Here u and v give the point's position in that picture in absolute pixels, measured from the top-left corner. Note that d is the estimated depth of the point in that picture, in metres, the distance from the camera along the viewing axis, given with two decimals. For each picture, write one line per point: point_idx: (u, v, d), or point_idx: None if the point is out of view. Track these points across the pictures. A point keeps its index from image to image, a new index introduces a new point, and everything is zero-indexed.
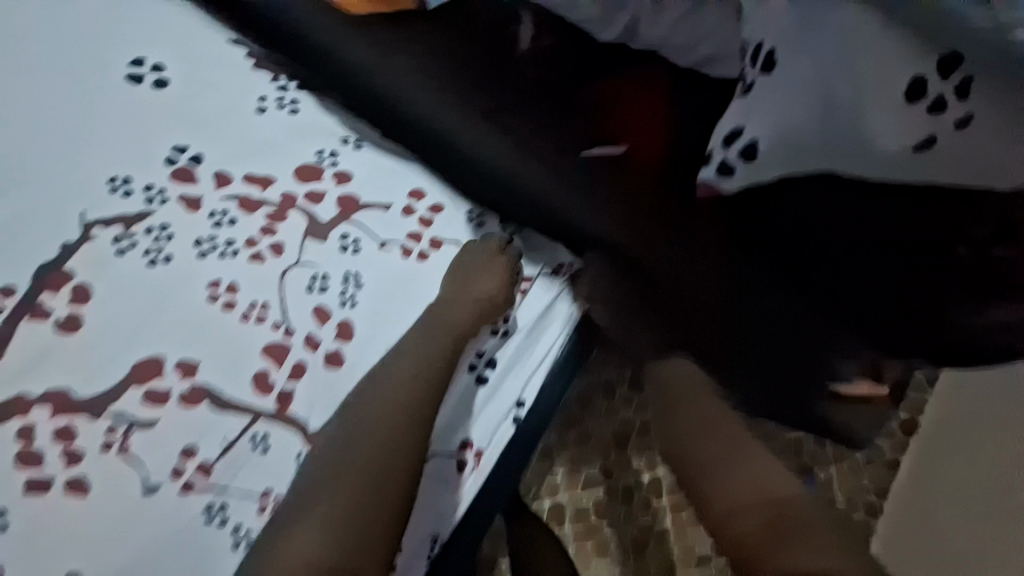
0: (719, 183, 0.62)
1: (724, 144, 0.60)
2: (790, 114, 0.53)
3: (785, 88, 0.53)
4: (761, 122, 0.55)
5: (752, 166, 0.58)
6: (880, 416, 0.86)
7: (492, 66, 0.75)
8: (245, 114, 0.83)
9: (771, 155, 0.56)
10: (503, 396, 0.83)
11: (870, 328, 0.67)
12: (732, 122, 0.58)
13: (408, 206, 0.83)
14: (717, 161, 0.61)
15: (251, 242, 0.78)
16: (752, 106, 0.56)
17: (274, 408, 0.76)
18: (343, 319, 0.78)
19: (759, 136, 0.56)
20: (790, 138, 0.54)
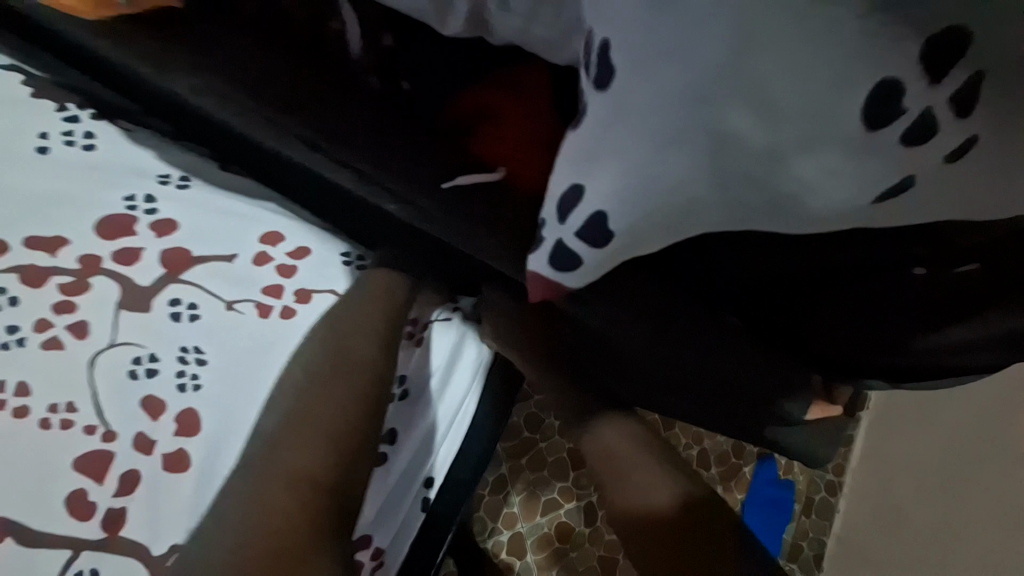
0: (561, 277, 0.37)
1: (558, 216, 0.34)
2: (658, 173, 0.28)
3: (638, 130, 0.28)
4: (608, 186, 0.30)
5: (609, 249, 0.33)
6: (838, 425, 0.77)
7: (314, 71, 0.52)
8: (24, 159, 0.64)
9: (632, 237, 0.31)
10: (407, 475, 0.69)
11: (811, 359, 0.56)
12: (565, 183, 0.33)
13: (261, 253, 0.67)
14: (550, 243, 0.35)
15: (43, 325, 0.60)
16: (590, 159, 0.31)
17: (103, 535, 0.58)
18: (184, 409, 0.61)
19: (607, 210, 0.30)
20: (661, 209, 0.30)
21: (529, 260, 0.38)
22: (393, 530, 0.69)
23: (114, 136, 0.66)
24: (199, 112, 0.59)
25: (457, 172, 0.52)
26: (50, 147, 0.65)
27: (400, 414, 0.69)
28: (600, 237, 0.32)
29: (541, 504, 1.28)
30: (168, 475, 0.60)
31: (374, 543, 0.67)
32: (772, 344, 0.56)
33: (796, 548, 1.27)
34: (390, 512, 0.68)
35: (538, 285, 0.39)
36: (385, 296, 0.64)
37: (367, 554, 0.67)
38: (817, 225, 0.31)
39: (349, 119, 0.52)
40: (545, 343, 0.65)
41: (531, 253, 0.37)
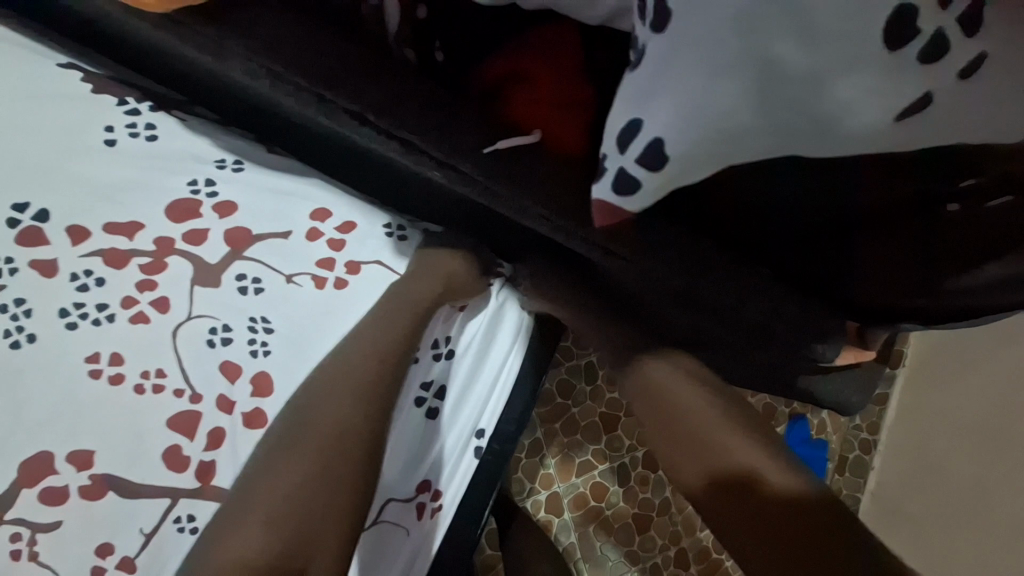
0: (625, 204, 0.39)
1: (619, 147, 0.37)
2: (710, 96, 0.32)
3: (686, 58, 0.32)
4: (668, 112, 0.34)
5: (667, 174, 0.36)
6: (870, 373, 0.78)
7: (355, 54, 0.55)
8: (93, 152, 0.70)
9: (691, 158, 0.35)
10: (458, 427, 0.75)
11: (845, 303, 0.58)
12: (624, 119, 0.37)
13: (313, 229, 0.71)
14: (613, 172, 0.38)
15: (129, 302, 0.67)
16: (645, 91, 0.35)
17: (197, 484, 0.65)
18: (258, 372, 0.67)
19: (665, 135, 0.34)
20: (715, 128, 0.33)
21: (594, 194, 0.41)
22: (450, 476, 0.74)
23: (170, 125, 0.71)
24: (238, 87, 0.61)
25: (497, 137, 0.54)
26: (116, 139, 0.70)
27: (449, 370, 0.74)
28: (659, 162, 0.36)
29: (575, 466, 1.33)
30: (248, 430, 0.66)
31: (434, 486, 0.73)
32: (803, 289, 0.59)
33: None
34: (447, 459, 0.74)
35: (602, 215, 0.42)
36: (432, 264, 0.68)
37: (428, 495, 0.73)
38: (862, 141, 0.34)
39: (392, 92, 0.54)
40: (580, 297, 0.68)
41: (595, 186, 0.40)
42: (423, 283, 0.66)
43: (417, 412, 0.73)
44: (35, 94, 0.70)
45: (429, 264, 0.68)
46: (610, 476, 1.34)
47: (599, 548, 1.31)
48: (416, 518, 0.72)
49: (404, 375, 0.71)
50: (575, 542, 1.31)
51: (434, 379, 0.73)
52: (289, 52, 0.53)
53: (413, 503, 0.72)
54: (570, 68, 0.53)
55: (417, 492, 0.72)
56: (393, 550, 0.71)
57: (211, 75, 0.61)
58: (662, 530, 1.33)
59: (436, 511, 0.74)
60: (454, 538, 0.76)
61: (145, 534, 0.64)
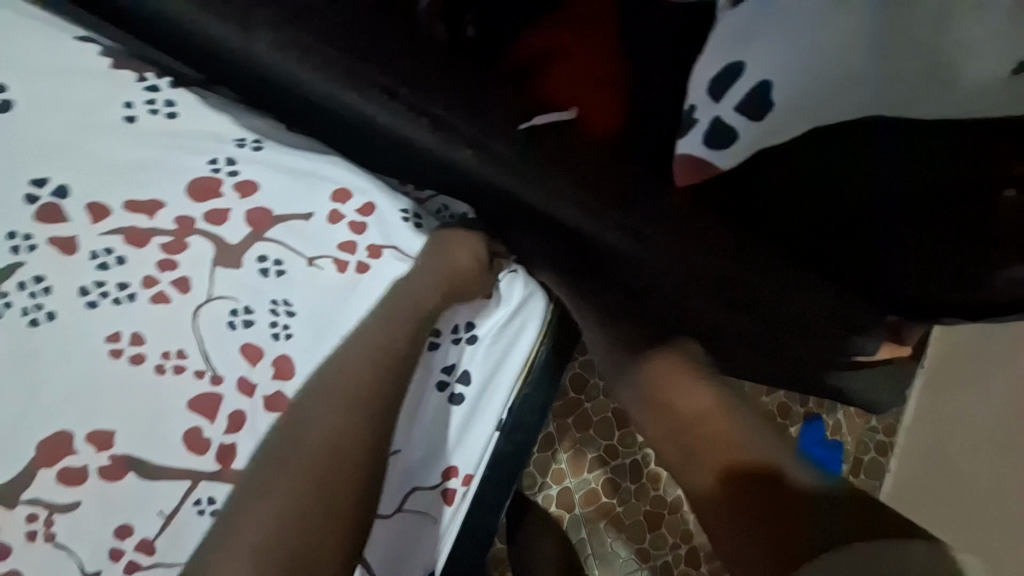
0: (711, 152, 0.49)
1: (715, 98, 0.46)
2: (810, 52, 0.41)
3: (791, 16, 0.40)
4: (772, 62, 0.42)
5: (762, 123, 0.46)
6: (902, 370, 0.76)
7: (387, 28, 0.53)
8: (114, 129, 0.69)
9: (783, 106, 0.44)
10: (482, 418, 0.72)
11: (891, 297, 0.55)
12: (717, 68, 0.45)
13: (334, 211, 0.70)
14: (705, 121, 0.47)
15: (150, 281, 0.66)
16: (751, 43, 0.42)
17: (216, 467, 0.64)
18: (279, 355, 0.66)
19: (770, 81, 0.43)
20: (809, 80, 0.42)
21: (678, 146, 0.50)
22: (477, 461, 0.72)
23: (192, 103, 0.69)
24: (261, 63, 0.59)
25: (532, 113, 0.54)
26: (137, 116, 0.69)
27: (471, 356, 0.72)
28: (759, 109, 0.45)
29: (587, 461, 1.31)
30: (269, 414, 0.65)
31: (461, 470, 0.72)
32: (850, 281, 0.56)
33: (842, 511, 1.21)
34: (474, 447, 0.72)
35: (685, 165, 0.51)
36: (449, 252, 0.69)
37: (456, 480, 0.71)
38: (934, 101, 0.41)
39: (428, 68, 0.53)
40: (604, 292, 0.67)
41: (681, 138, 0.50)
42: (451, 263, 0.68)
43: (438, 397, 0.72)
44: (57, 68, 0.69)
45: (446, 248, 0.69)
46: (623, 472, 1.32)
47: (609, 544, 1.30)
48: (444, 506, 0.71)
49: (419, 361, 0.71)
50: (586, 538, 1.29)
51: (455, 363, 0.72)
52: (321, 25, 0.53)
53: (440, 489, 0.71)
54: (604, 46, 0.53)
55: (443, 479, 0.71)
56: (418, 537, 0.71)
57: (234, 49, 0.60)
58: (674, 528, 1.32)
59: (464, 498, 0.72)
60: (470, 530, 0.74)
61: (163, 516, 0.64)
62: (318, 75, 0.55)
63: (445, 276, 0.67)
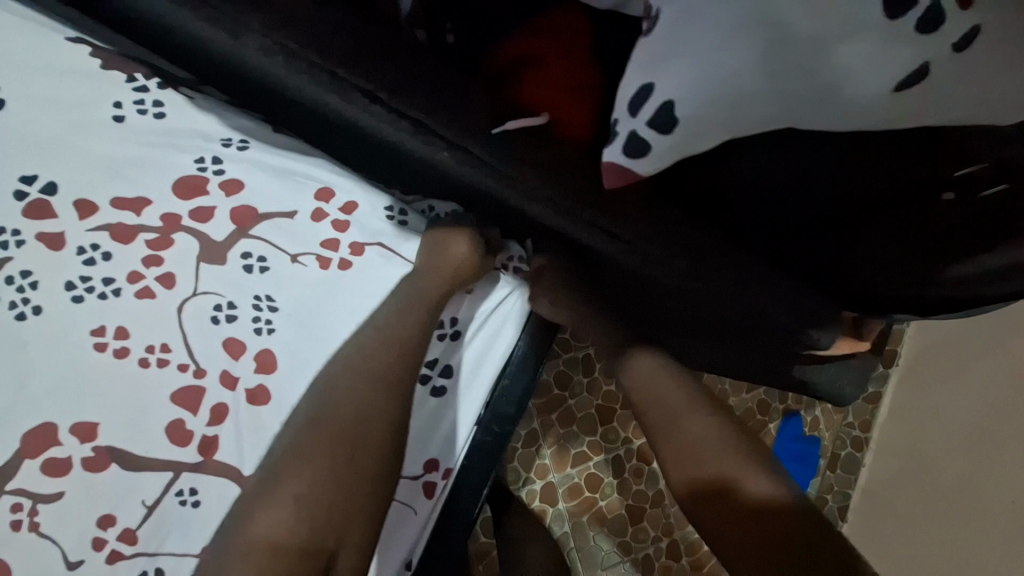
0: (633, 166, 0.44)
1: (631, 111, 0.42)
2: (720, 69, 0.39)
3: (699, 33, 0.39)
4: (681, 80, 0.40)
5: (675, 139, 0.42)
6: (864, 366, 0.80)
7: (368, 36, 0.55)
8: (102, 128, 0.70)
9: (698, 123, 0.41)
10: (462, 410, 0.75)
11: (854, 291, 0.58)
12: (638, 83, 0.42)
13: (317, 210, 0.72)
14: (625, 135, 0.43)
15: (135, 277, 0.67)
16: (662, 59, 0.40)
17: (199, 458, 0.66)
18: (262, 349, 0.68)
19: (677, 97, 0.40)
20: (721, 98, 0.40)
21: (605, 155, 0.45)
22: (457, 455, 0.75)
23: (179, 103, 0.71)
24: (248, 66, 0.61)
25: (505, 118, 0.55)
26: (125, 115, 0.71)
27: (454, 351, 0.75)
28: (671, 124, 0.41)
29: (570, 456, 1.34)
30: (253, 406, 0.67)
31: (442, 464, 0.74)
32: (812, 277, 0.59)
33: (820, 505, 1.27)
34: (455, 439, 0.74)
35: (608, 177, 0.46)
36: (437, 251, 0.68)
37: (436, 474, 0.74)
38: (843, 114, 0.41)
39: (406, 72, 0.55)
40: (587, 290, 0.71)
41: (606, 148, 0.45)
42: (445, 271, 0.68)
43: (421, 390, 0.74)
44: (44, 67, 0.71)
45: (436, 249, 0.68)
46: (605, 467, 1.35)
47: (591, 537, 1.33)
48: (425, 498, 0.73)
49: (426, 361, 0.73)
50: (568, 531, 1.32)
51: (439, 358, 0.74)
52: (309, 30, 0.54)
53: (421, 481, 0.73)
54: (577, 54, 0.56)
55: (424, 470, 0.73)
56: (397, 530, 0.72)
57: (221, 52, 0.62)
58: (655, 521, 1.35)
59: (444, 489, 0.74)
60: (449, 519, 0.77)
61: (147, 506, 0.65)
62: (302, 78, 0.57)
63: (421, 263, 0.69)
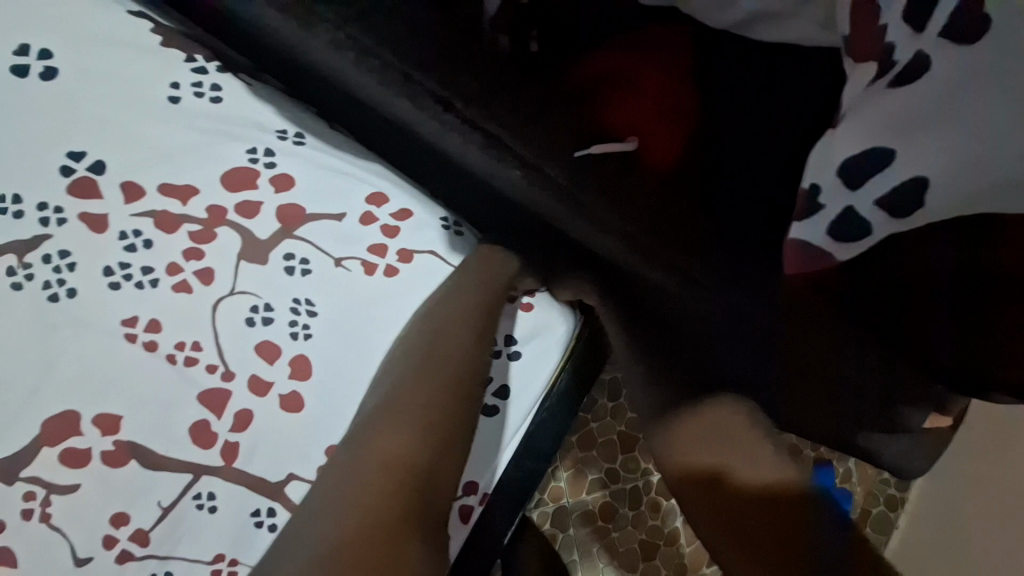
0: (831, 246, 0.39)
1: (849, 185, 0.36)
2: (987, 147, 0.31)
3: (979, 100, 0.31)
4: (932, 155, 0.33)
5: (898, 222, 0.36)
6: (939, 441, 0.72)
7: (456, 44, 0.53)
8: (155, 108, 0.68)
9: (944, 206, 0.34)
10: (503, 431, 0.69)
11: (983, 382, 0.43)
12: (859, 149, 0.35)
13: (367, 213, 0.68)
14: (836, 210, 0.37)
15: (173, 269, 0.65)
16: (913, 128, 0.33)
17: (220, 462, 0.63)
18: (297, 355, 0.64)
19: (929, 177, 0.33)
20: (981, 182, 0.32)
21: (793, 230, 0.40)
22: (494, 479, 0.69)
23: (237, 89, 0.68)
24: (314, 61, 0.59)
25: (591, 140, 0.52)
26: (181, 97, 0.68)
27: (505, 368, 0.70)
28: (903, 205, 0.35)
29: (587, 483, 1.22)
30: (284, 413, 0.64)
31: (480, 488, 0.68)
32: (932, 370, 0.45)
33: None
34: (492, 462, 0.69)
35: (793, 254, 0.41)
36: (489, 270, 0.64)
37: (473, 498, 0.68)
38: None
39: (496, 82, 0.53)
40: (638, 351, 0.58)
41: (797, 222, 0.39)
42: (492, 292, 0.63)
43: None
44: (105, 41, 0.69)
45: (490, 269, 0.64)
46: (622, 499, 1.22)
47: (600, 568, 1.20)
48: (460, 523, 0.68)
49: None
50: (576, 559, 1.20)
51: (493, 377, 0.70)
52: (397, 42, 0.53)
53: (458, 503, 0.68)
54: (677, 76, 0.50)
55: (463, 493, 0.68)
56: None
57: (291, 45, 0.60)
58: (669, 560, 1.21)
59: (482, 513, 0.69)
60: (472, 557, 0.71)
61: (162, 507, 0.62)
62: (372, 80, 0.55)
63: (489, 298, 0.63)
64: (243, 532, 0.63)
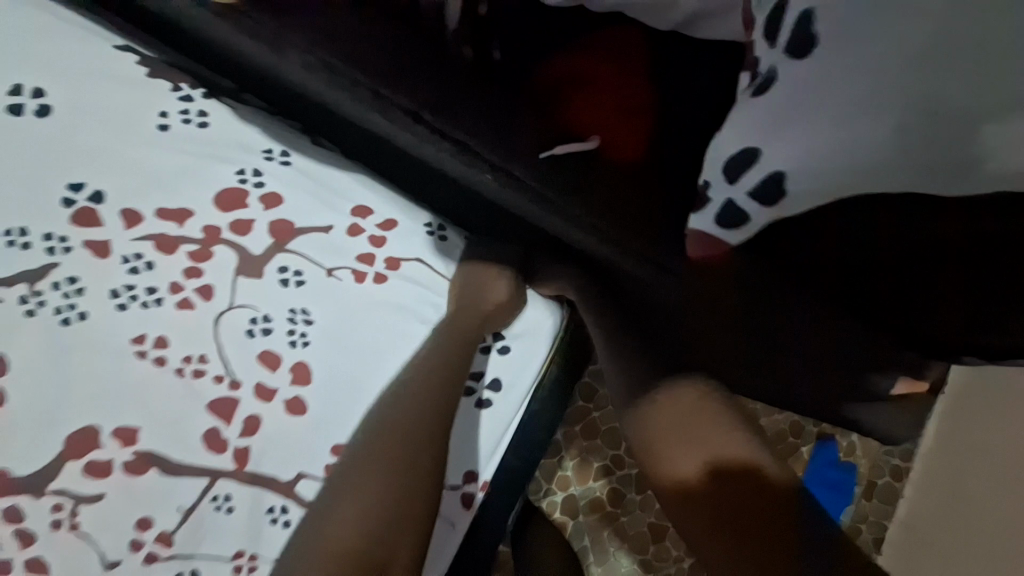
0: (722, 233, 0.44)
1: (728, 178, 0.41)
2: (839, 139, 0.35)
3: (831, 95, 0.34)
4: (792, 148, 0.37)
5: (772, 211, 0.40)
6: (921, 408, 0.75)
7: (422, 61, 0.56)
8: (148, 137, 0.71)
9: (806, 196, 0.38)
10: (498, 422, 0.72)
11: (920, 337, 0.51)
12: (738, 146, 0.39)
13: (354, 224, 0.72)
14: (720, 201, 0.42)
15: (175, 287, 0.68)
16: (777, 124, 0.37)
17: (232, 466, 0.67)
18: (297, 362, 0.68)
19: (788, 170, 0.37)
20: (837, 171, 0.36)
21: (690, 221, 0.45)
22: (493, 467, 0.72)
23: (224, 114, 0.72)
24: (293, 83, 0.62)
25: (554, 143, 0.54)
26: (170, 124, 0.71)
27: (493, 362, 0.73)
28: (776, 195, 0.39)
29: (594, 470, 1.25)
30: (289, 417, 0.68)
31: (481, 477, 0.72)
32: (882, 325, 0.52)
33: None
34: (491, 452, 0.72)
35: (694, 241, 0.46)
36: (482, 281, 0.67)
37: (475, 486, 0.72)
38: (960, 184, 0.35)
39: (462, 92, 0.55)
40: (622, 337, 0.58)
41: (695, 214, 0.45)
42: (483, 311, 0.66)
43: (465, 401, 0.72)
44: (95, 76, 0.72)
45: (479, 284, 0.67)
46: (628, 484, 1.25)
47: (612, 554, 1.23)
48: (464, 510, 0.71)
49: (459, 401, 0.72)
50: (588, 546, 1.23)
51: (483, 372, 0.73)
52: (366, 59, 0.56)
53: (459, 492, 0.71)
54: (633, 75, 0.53)
55: (464, 481, 0.71)
56: (437, 544, 0.70)
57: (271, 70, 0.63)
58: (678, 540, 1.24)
59: (481, 500, 0.73)
60: (475, 541, 0.75)
61: (183, 511, 0.67)
62: (344, 96, 0.58)
63: (480, 313, 0.66)
64: (259, 529, 0.68)
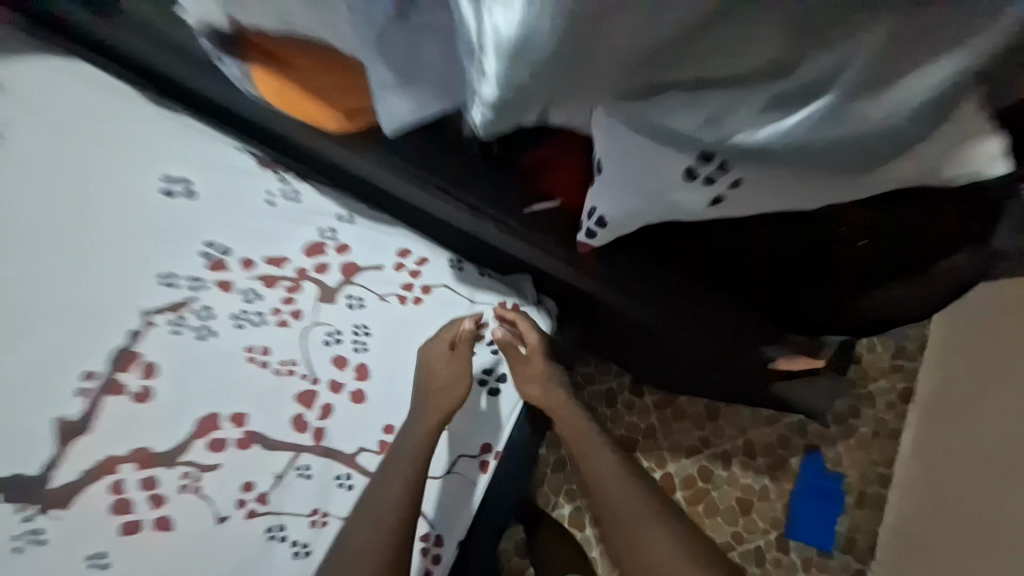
0: (591, 241, 0.80)
1: (586, 215, 0.77)
2: (621, 200, 0.70)
3: (610, 182, 0.69)
4: (604, 203, 0.72)
5: (607, 232, 0.77)
6: (819, 385, 1.02)
7: (451, 152, 0.85)
8: (258, 208, 1.01)
9: (619, 224, 0.74)
10: (503, 406, 1.06)
11: (799, 314, 0.80)
12: (588, 200, 0.75)
13: (398, 263, 1.03)
14: (585, 227, 0.78)
15: (276, 311, 0.96)
16: (598, 192, 0.72)
17: (311, 441, 0.94)
18: (360, 362, 0.98)
19: (605, 213, 0.73)
20: (629, 213, 0.72)
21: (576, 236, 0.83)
22: (500, 440, 1.05)
23: (310, 194, 1.05)
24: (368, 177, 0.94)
25: (533, 202, 0.85)
26: (275, 200, 1.03)
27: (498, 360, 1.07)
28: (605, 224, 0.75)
29: None
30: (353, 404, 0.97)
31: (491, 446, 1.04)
32: (773, 312, 0.81)
33: (782, 550, 1.45)
34: (499, 428, 1.05)
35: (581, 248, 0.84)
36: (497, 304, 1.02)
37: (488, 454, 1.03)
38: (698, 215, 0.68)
39: (473, 174, 0.85)
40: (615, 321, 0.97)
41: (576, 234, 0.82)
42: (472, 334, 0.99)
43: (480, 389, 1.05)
44: (219, 165, 1.02)
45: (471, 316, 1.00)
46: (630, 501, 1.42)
47: None
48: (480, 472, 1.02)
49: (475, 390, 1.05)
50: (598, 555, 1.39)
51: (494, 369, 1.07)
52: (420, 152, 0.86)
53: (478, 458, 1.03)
54: None
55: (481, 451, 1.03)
56: (460, 496, 1.01)
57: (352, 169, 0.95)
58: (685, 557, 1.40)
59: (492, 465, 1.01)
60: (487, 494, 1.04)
61: (276, 476, 0.92)
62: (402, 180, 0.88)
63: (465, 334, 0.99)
64: (330, 488, 0.96)
